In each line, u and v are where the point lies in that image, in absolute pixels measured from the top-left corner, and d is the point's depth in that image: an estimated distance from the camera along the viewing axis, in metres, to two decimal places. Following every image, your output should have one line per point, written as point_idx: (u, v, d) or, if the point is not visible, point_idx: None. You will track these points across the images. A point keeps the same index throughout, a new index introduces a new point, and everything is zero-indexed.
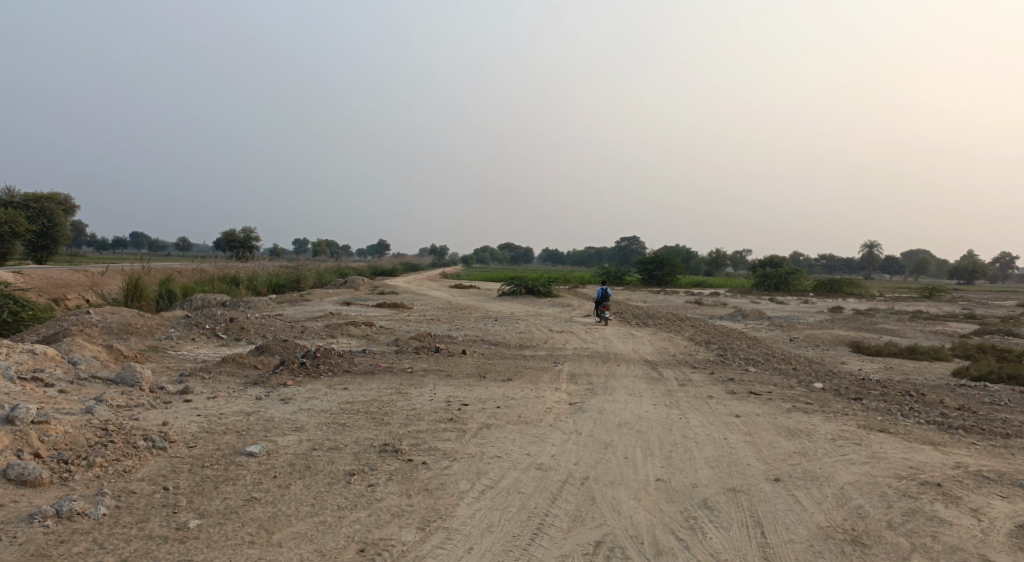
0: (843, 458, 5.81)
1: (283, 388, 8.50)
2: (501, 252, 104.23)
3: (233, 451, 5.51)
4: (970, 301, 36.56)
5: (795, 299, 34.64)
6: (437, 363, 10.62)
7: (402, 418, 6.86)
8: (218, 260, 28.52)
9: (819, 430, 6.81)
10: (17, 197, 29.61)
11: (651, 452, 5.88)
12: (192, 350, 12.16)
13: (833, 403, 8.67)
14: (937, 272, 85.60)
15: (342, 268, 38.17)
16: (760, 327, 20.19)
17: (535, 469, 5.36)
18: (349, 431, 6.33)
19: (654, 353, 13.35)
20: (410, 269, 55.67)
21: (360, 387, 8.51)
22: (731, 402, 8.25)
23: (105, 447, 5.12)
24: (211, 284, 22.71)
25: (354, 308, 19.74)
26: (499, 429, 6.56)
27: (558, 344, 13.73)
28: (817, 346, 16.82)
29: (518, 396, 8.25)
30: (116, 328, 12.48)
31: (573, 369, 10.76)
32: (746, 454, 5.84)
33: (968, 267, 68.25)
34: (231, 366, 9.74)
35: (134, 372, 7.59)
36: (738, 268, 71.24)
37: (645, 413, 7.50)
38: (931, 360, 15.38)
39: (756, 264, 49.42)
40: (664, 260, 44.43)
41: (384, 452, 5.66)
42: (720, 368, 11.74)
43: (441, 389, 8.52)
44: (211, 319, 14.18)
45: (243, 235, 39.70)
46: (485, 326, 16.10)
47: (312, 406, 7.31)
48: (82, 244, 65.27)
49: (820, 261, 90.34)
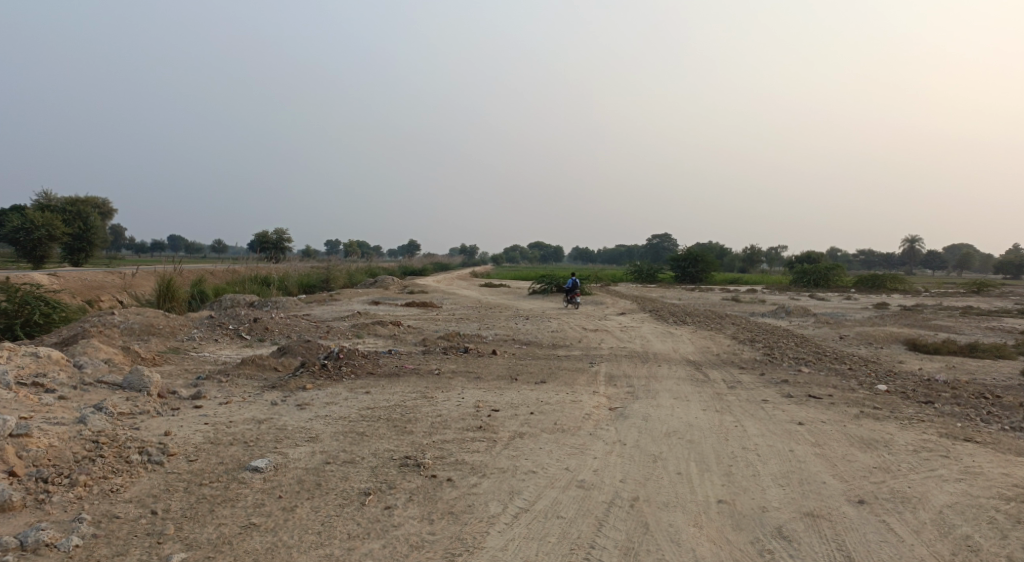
0: (933, 474, 5.00)
1: (301, 392, 7.94)
2: (533, 252, 103.74)
3: (236, 466, 4.92)
4: (1022, 296, 34.80)
5: (835, 295, 33.31)
6: (465, 365, 9.99)
7: (426, 425, 6.24)
8: (249, 260, 28.28)
9: (898, 441, 6.00)
10: (54, 201, 29.79)
11: (707, 467, 5.15)
12: (214, 351, 11.74)
13: (903, 408, 7.81)
14: (981, 266, 82.74)
15: (373, 268, 37.81)
16: (806, 324, 19.17)
17: (576, 488, 4.67)
18: (367, 441, 5.71)
19: (696, 353, 12.54)
20: (440, 269, 55.30)
21: (383, 391, 7.91)
22: (789, 407, 7.45)
23: (93, 463, 4.59)
24: (242, 285, 22.44)
25: (382, 307, 19.27)
26: (533, 439, 5.88)
27: (593, 344, 12.99)
28: (870, 344, 15.79)
29: (554, 400, 7.56)
30: (138, 330, 12.12)
31: (611, 371, 10.03)
32: (819, 470, 5.06)
33: (1015, 261, 65.60)
34: (250, 369, 9.24)
35: (142, 375, 7.10)
36: (774, 265, 69.64)
37: (695, 420, 6.76)
38: (994, 358, 14.30)
39: (793, 260, 48.01)
40: (698, 256, 43.25)
41: (405, 467, 5.04)
42: (771, 369, 10.88)
43: (469, 392, 7.87)
44: (235, 320, 13.72)
45: (275, 236, 39.66)
46: (516, 325, 15.46)
47: (329, 412, 6.71)
48: (120, 247, 66.58)
49: (859, 257, 87.90)
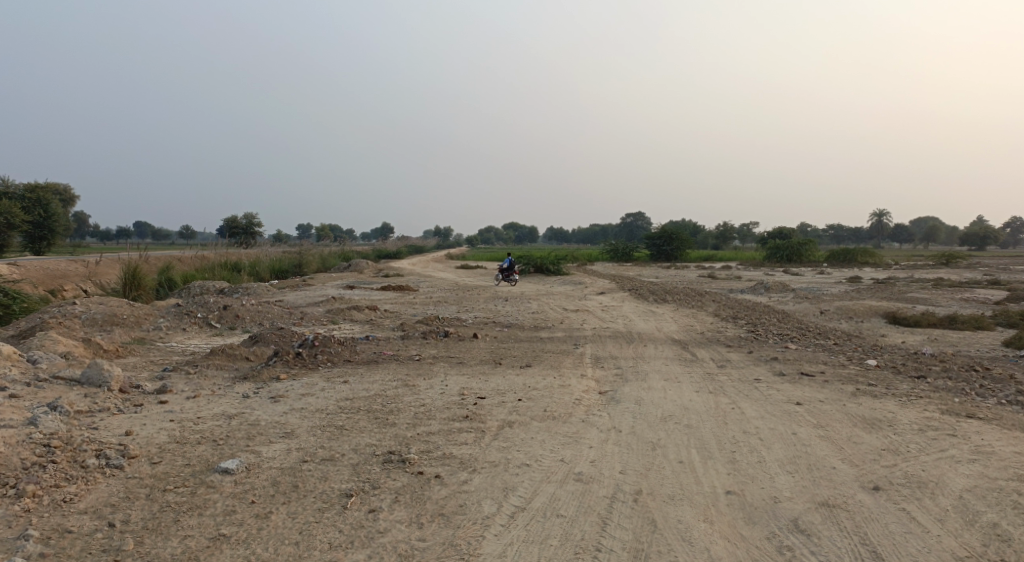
0: (945, 455, 4.79)
1: (275, 383, 7.52)
2: (507, 233, 103.26)
3: (205, 468, 4.53)
4: (991, 267, 35.33)
5: (808, 269, 33.47)
6: (447, 349, 9.62)
7: (410, 416, 5.88)
8: (218, 246, 27.44)
9: (901, 420, 5.78)
10: (13, 187, 28.52)
11: (710, 454, 4.88)
12: (183, 341, 11.22)
13: (898, 384, 7.63)
14: (947, 239, 84.26)
15: (346, 252, 37.12)
16: (786, 300, 19.10)
17: (574, 481, 4.37)
18: (347, 436, 5.32)
19: (680, 331, 12.31)
20: (414, 251, 54.73)
21: (362, 380, 7.51)
22: (784, 387, 7.22)
23: (44, 470, 4.17)
24: (212, 271, 21.77)
25: (358, 292, 18.78)
26: (524, 428, 5.56)
27: (575, 325, 12.69)
28: (851, 318, 15.74)
29: (542, 385, 7.22)
30: (100, 321, 11.54)
31: (596, 352, 9.74)
32: (827, 455, 4.82)
33: (978, 232, 66.85)
34: (220, 359, 8.78)
35: (101, 370, 6.63)
36: (746, 242, 70.09)
37: (690, 403, 6.48)
38: (973, 330, 14.32)
39: (766, 236, 48.27)
40: (673, 234, 43.21)
41: (389, 464, 4.68)
42: (757, 346, 10.69)
43: (453, 379, 7.49)
44: (204, 307, 13.16)
45: (246, 221, 38.71)
46: (495, 307, 15.11)
47: (305, 405, 6.31)
48: (84, 235, 64.81)
49: (828, 231, 88.75)
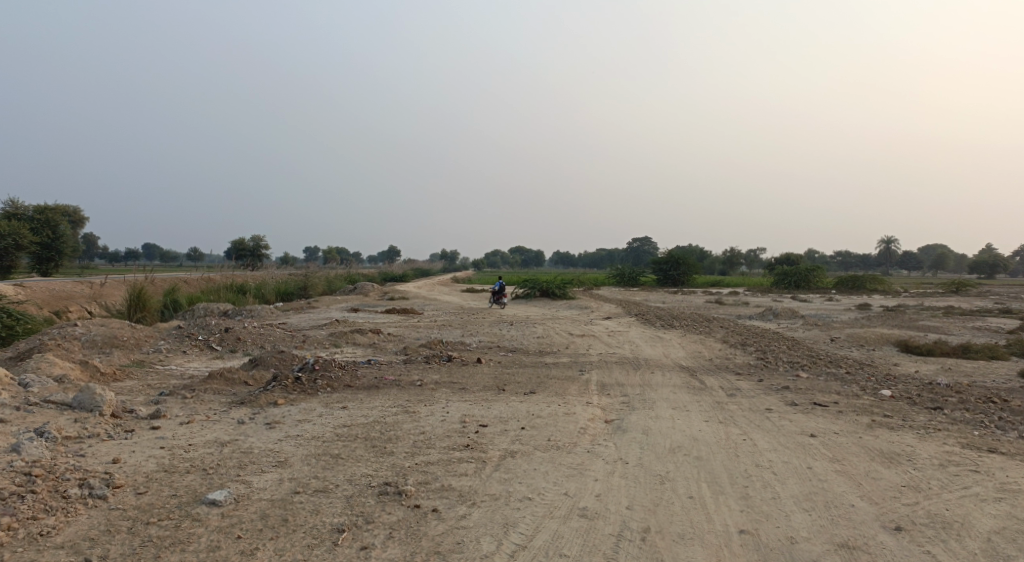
0: (969, 493, 4.55)
1: (272, 408, 7.33)
2: (514, 257, 103.33)
3: (192, 499, 4.33)
4: (1002, 295, 34.87)
5: (817, 296, 33.11)
6: (449, 375, 9.42)
7: (408, 445, 5.67)
8: (224, 268, 27.38)
9: (921, 454, 5.54)
10: (22, 208, 28.64)
11: (721, 489, 4.66)
12: (182, 364, 11.06)
13: (915, 415, 7.38)
14: (956, 267, 83.75)
15: (352, 275, 37.03)
16: (795, 327, 18.79)
17: (578, 517, 4.15)
18: (342, 466, 5.12)
19: (687, 358, 12.08)
20: (420, 274, 54.66)
21: (361, 405, 7.31)
22: (796, 417, 6.98)
23: (22, 501, 3.99)
24: (217, 293, 21.68)
25: (362, 315, 18.60)
26: (527, 459, 5.34)
27: (581, 350, 12.48)
28: (862, 346, 15.46)
29: (545, 413, 7.00)
30: (100, 343, 11.40)
31: (602, 379, 9.51)
32: (845, 491, 4.59)
33: (988, 260, 66.43)
34: (218, 383, 8.61)
35: (94, 394, 6.46)
36: (753, 268, 69.78)
37: (699, 433, 6.24)
38: (988, 359, 14.02)
39: (773, 262, 48.01)
40: (680, 259, 42.99)
41: (385, 496, 4.47)
42: (767, 375, 10.45)
43: (454, 406, 7.28)
44: (205, 330, 13.01)
45: (253, 243, 38.77)
46: (500, 331, 14.92)
47: (301, 432, 6.11)
48: (93, 256, 65.21)
49: (836, 258, 88.35)
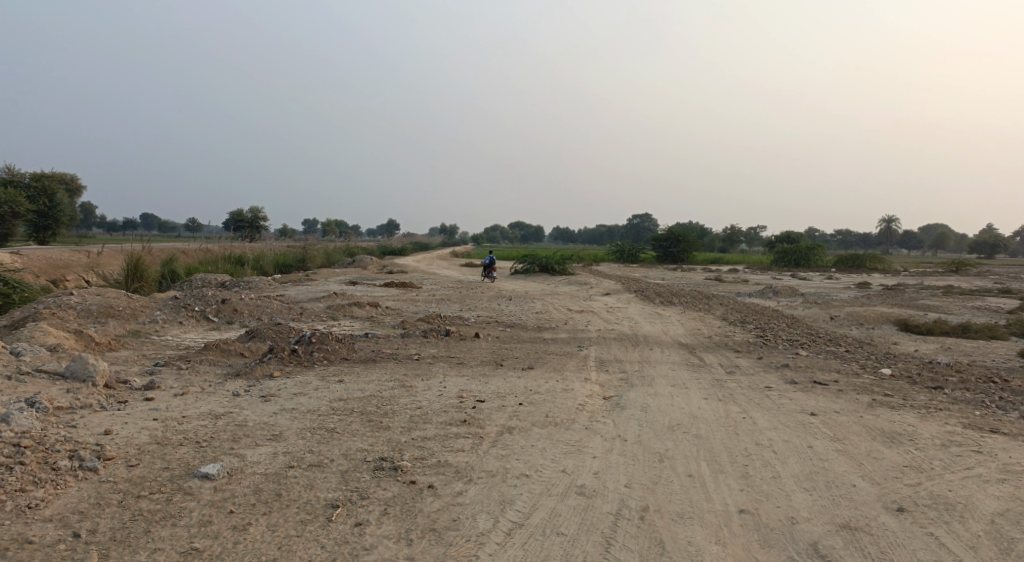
0: (972, 474, 4.49)
1: (268, 381, 7.27)
2: (513, 232, 103.04)
3: (184, 472, 4.27)
4: (1002, 275, 34.79)
5: (816, 275, 33.01)
6: (447, 349, 9.35)
7: (405, 420, 5.61)
8: (222, 239, 27.22)
9: (923, 434, 5.48)
10: (19, 176, 28.38)
11: (721, 468, 4.60)
12: (179, 335, 10.98)
13: (915, 395, 7.33)
14: (955, 247, 83.69)
15: (351, 248, 36.88)
16: (794, 305, 18.71)
17: (576, 495, 4.10)
18: (337, 440, 5.05)
19: (687, 335, 12.03)
20: (419, 248, 54.48)
21: (358, 379, 7.24)
22: (796, 396, 6.93)
23: (10, 472, 3.92)
24: (215, 264, 21.56)
25: (359, 288, 18.51)
26: (524, 435, 5.28)
27: (580, 326, 12.41)
28: (861, 325, 15.41)
29: (544, 389, 6.93)
30: (96, 312, 11.31)
31: (601, 355, 9.45)
32: (846, 471, 4.53)
33: (988, 240, 66.31)
34: (214, 354, 8.53)
35: (87, 364, 6.38)
36: (753, 245, 69.65)
37: (699, 411, 6.18)
38: (987, 339, 13.97)
39: (773, 240, 47.90)
40: (680, 236, 42.86)
41: (380, 471, 4.40)
42: (767, 352, 10.39)
43: (452, 381, 7.21)
44: (202, 301, 12.91)
45: (251, 214, 38.56)
46: (498, 306, 14.84)
47: (297, 405, 6.05)
48: (91, 225, 64.91)
49: (836, 237, 88.18)
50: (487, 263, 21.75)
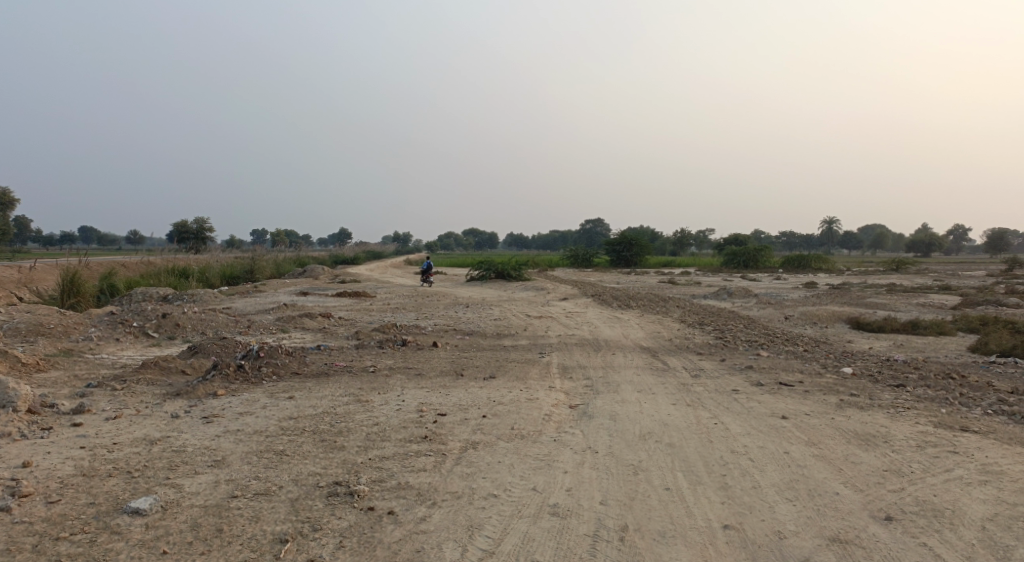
0: (953, 476, 4.36)
1: (211, 400, 6.78)
2: (466, 239, 102.70)
3: (112, 508, 3.82)
4: (940, 273, 35.97)
5: (765, 276, 33.53)
6: (404, 360, 8.97)
7: (361, 438, 5.23)
8: (165, 251, 26.11)
9: (897, 435, 5.37)
10: None
11: (699, 479, 4.36)
12: (116, 353, 10.31)
13: (880, 393, 7.27)
14: (894, 246, 86.83)
15: (302, 258, 35.93)
16: (749, 305, 18.85)
17: (550, 515, 3.81)
18: (286, 464, 4.64)
19: (647, 338, 11.89)
20: (372, 257, 53.67)
21: (309, 395, 6.81)
22: (765, 398, 6.78)
23: None
24: (158, 277, 20.62)
25: (311, 298, 17.93)
26: (490, 450, 4.96)
27: (539, 332, 12.16)
28: (815, 324, 15.56)
29: (507, 399, 6.62)
30: (23, 332, 10.54)
31: (563, 362, 9.20)
32: (827, 478, 4.35)
33: (924, 239, 68.85)
34: (152, 373, 7.97)
35: (5, 388, 5.80)
36: (703, 248, 70.83)
37: (669, 418, 5.95)
38: (936, 335, 14.24)
39: (723, 242, 48.73)
40: (633, 240, 43.20)
41: (335, 498, 4.02)
42: (729, 354, 10.30)
43: (410, 394, 6.83)
44: (141, 316, 12.20)
45: (196, 225, 37.25)
46: (455, 314, 14.48)
47: (242, 426, 5.60)
48: (25, 241, 61.98)
49: (782, 238, 90.38)
50: (424, 267, 21.52)
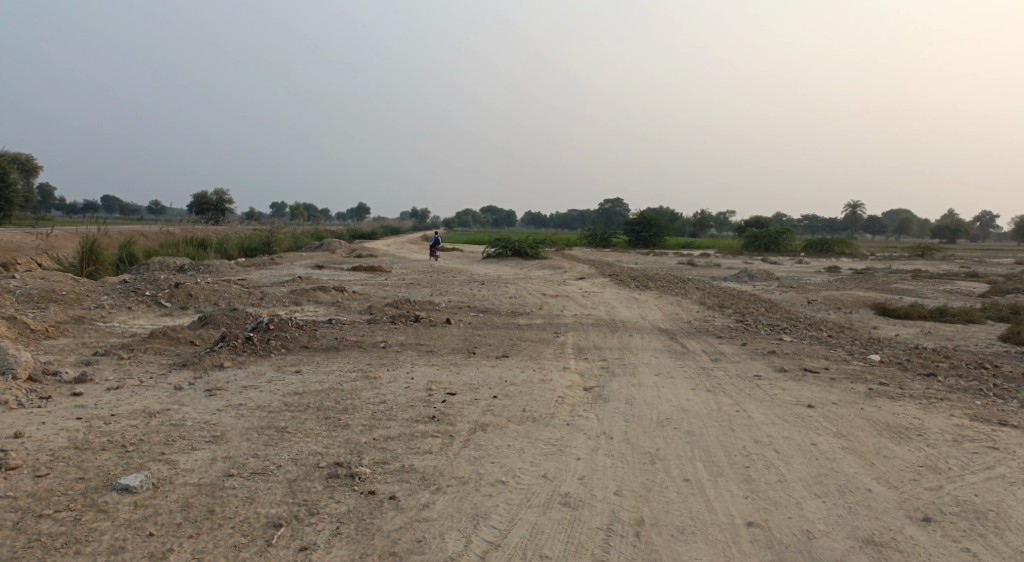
0: (995, 474, 4.06)
1: (217, 372, 6.61)
2: (484, 216, 102.39)
3: (102, 484, 3.64)
4: (967, 259, 35.10)
5: (786, 259, 32.95)
6: (416, 336, 8.76)
7: (366, 417, 5.02)
8: (184, 221, 26.10)
9: (932, 428, 5.05)
10: None
11: (721, 470, 4.10)
12: (127, 321, 10.21)
13: (911, 383, 6.94)
14: (918, 232, 85.21)
15: (319, 232, 35.84)
16: (770, 289, 18.44)
17: (561, 506, 3.57)
18: (287, 443, 4.43)
19: (666, 320, 11.59)
20: (389, 232, 53.58)
21: (316, 370, 6.62)
22: (789, 385, 6.48)
23: None
24: (176, 247, 20.57)
25: (325, 272, 17.77)
26: (500, 433, 4.73)
27: (555, 311, 11.90)
28: (839, 309, 15.16)
29: (520, 380, 6.38)
30: (35, 298, 10.44)
31: (579, 342, 8.94)
32: (858, 473, 4.07)
33: (949, 225, 67.41)
34: (160, 343, 7.82)
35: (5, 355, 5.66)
36: (723, 230, 69.97)
37: (688, 404, 5.67)
38: (965, 323, 13.79)
39: (744, 225, 47.97)
40: (652, 221, 42.62)
41: (334, 480, 3.82)
42: (750, 338, 9.98)
43: (420, 371, 6.61)
44: (154, 285, 12.10)
45: (216, 197, 37.28)
46: (470, 290, 14.25)
47: (245, 400, 5.41)
48: (49, 208, 62.62)
49: (803, 221, 89.01)
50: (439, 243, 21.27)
